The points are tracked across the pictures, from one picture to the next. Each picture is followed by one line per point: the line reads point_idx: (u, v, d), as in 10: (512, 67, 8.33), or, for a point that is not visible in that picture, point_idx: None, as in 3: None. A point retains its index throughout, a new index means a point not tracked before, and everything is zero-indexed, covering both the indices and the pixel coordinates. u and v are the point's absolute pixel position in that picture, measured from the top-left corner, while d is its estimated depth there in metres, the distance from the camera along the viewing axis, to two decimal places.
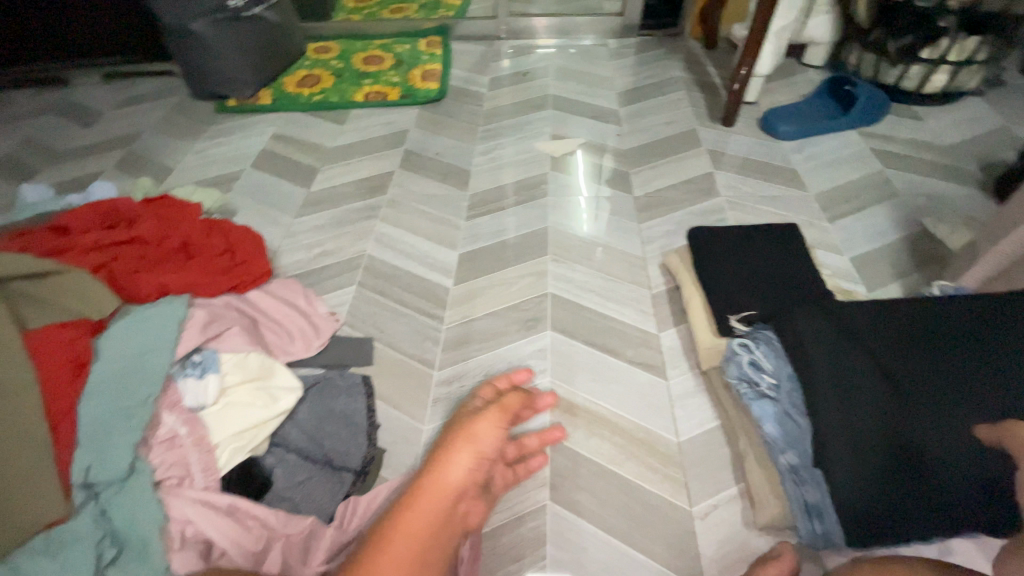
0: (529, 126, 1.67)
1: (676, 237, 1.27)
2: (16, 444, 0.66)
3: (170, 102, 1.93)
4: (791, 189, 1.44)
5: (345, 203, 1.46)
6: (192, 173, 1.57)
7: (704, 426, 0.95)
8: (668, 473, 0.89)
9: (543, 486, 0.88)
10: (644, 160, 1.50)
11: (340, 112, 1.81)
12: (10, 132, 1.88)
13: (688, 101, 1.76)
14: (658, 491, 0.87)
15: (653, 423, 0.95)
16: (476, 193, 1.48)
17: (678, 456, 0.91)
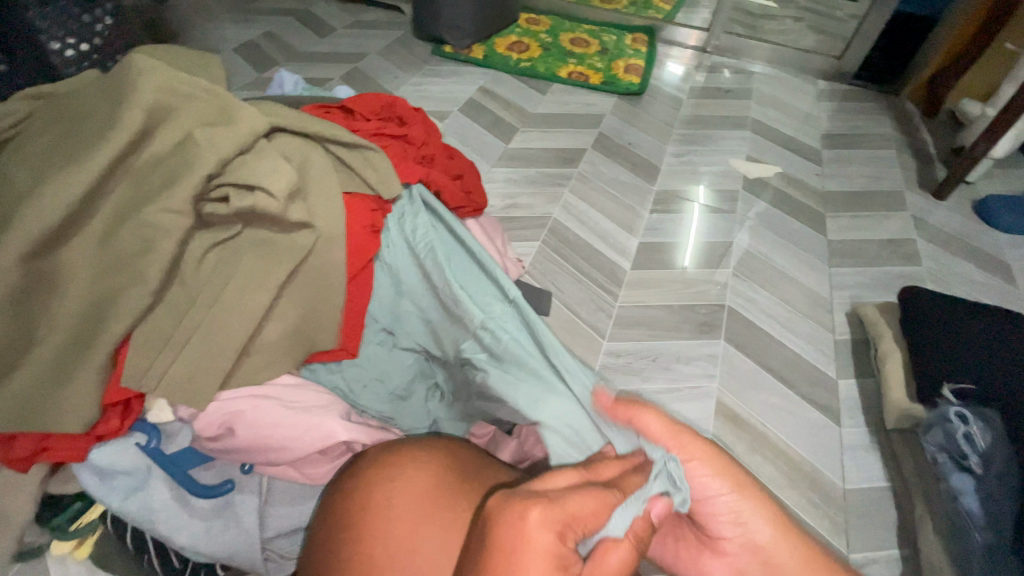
0: (723, 143, 1.67)
1: (867, 293, 1.24)
2: (325, 280, 0.72)
3: (393, 34, 2.10)
4: (998, 280, 1.33)
5: (539, 165, 1.53)
6: (410, 102, 1.72)
7: (872, 483, 0.92)
8: (830, 513, 0.88)
9: None
10: (844, 209, 1.48)
11: (542, 82, 1.90)
12: (257, 23, 2.12)
13: (896, 163, 1.68)
14: (817, 527, 0.86)
15: (821, 461, 0.94)
16: (663, 189, 1.49)
17: (841, 500, 0.89)
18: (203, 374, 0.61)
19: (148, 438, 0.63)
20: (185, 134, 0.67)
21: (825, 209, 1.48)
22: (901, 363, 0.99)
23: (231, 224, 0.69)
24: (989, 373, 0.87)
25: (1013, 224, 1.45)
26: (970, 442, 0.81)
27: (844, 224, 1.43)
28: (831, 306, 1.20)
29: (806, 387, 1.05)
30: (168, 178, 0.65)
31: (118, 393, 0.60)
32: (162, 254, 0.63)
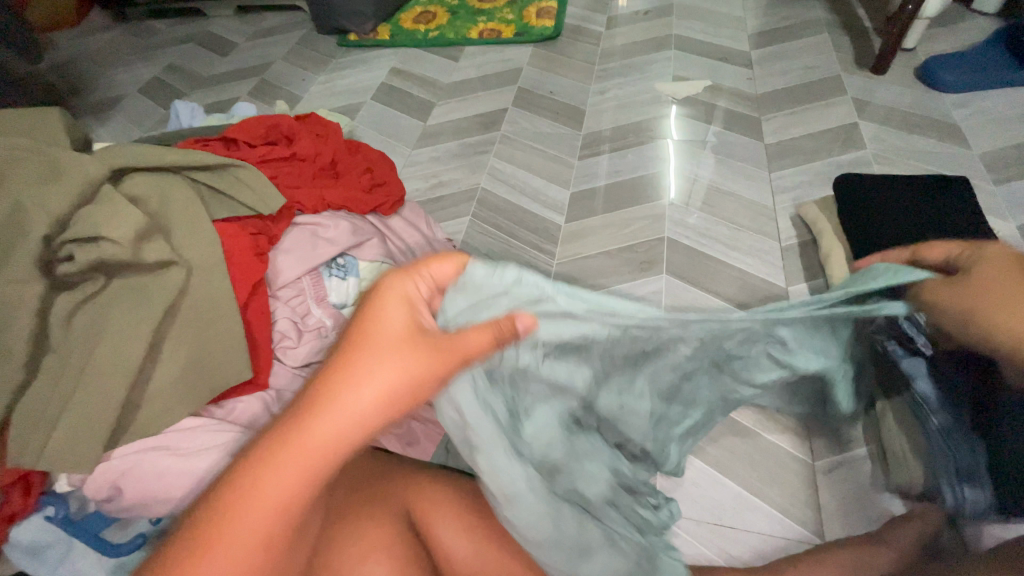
0: (648, 68, 1.59)
1: (810, 190, 1.19)
2: (211, 315, 0.70)
3: (296, 35, 2.01)
4: (949, 145, 1.26)
5: (459, 137, 1.47)
6: (321, 102, 1.66)
7: None
8: (792, 425, 0.85)
9: None
10: (780, 107, 1.41)
11: (454, 49, 1.81)
12: (159, 57, 2.05)
13: (831, 46, 1.59)
14: (780, 442, 0.83)
15: None
16: (589, 132, 1.43)
17: None
18: (87, 435, 0.60)
19: (54, 509, 0.63)
20: (14, 200, 0.64)
21: (760, 112, 1.41)
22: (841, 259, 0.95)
23: (93, 277, 0.67)
24: None
25: (959, 81, 1.36)
26: None
27: (780, 123, 1.37)
28: (773, 214, 1.15)
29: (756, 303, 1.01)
30: (11, 250, 0.63)
31: (6, 473, 0.59)
32: (21, 329, 0.61)
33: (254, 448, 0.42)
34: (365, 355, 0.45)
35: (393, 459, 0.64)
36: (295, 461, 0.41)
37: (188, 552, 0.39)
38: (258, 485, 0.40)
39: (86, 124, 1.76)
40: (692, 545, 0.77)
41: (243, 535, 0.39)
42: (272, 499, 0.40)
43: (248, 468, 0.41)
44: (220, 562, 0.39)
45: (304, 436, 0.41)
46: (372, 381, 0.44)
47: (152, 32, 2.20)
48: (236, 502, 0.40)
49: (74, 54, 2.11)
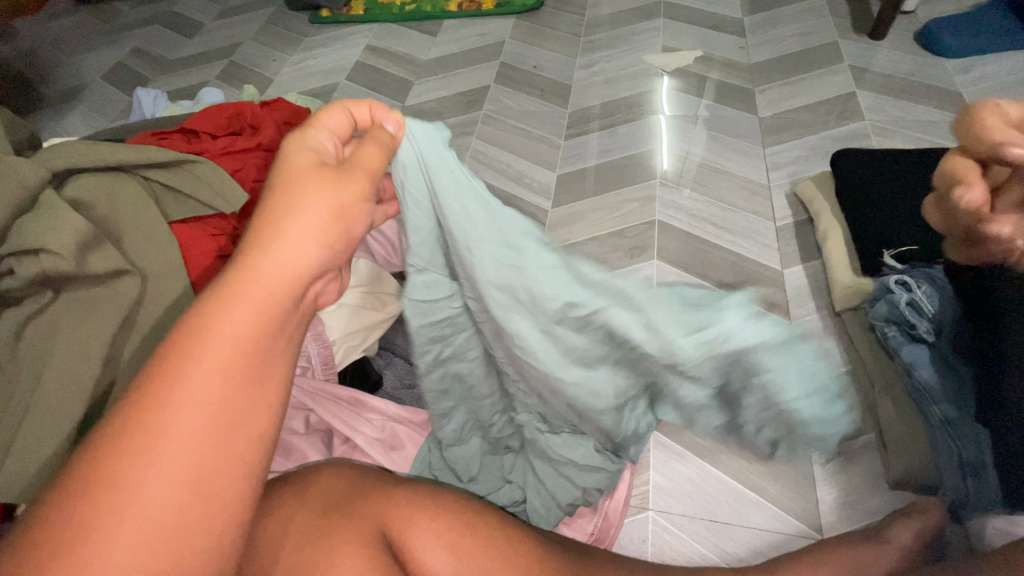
0: (636, 39, 1.52)
1: (807, 165, 1.14)
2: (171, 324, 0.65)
3: (266, 13, 1.91)
4: (950, 114, 1.21)
5: (440, 118, 1.40)
6: (294, 85, 1.58)
7: None
8: None
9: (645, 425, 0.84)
10: (775, 78, 1.35)
11: (433, 23, 1.72)
12: (122, 41, 1.94)
13: (828, 11, 1.52)
14: None
15: None
16: (576, 109, 1.36)
17: None
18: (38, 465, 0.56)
19: None
20: None
21: (754, 84, 1.35)
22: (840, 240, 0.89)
23: (38, 293, 0.62)
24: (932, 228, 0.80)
25: (959, 46, 1.30)
26: (916, 310, 0.74)
27: (775, 95, 1.31)
28: (768, 193, 1.11)
29: (751, 287, 0.97)
30: None
31: None
32: None
33: (201, 304, 0.39)
34: (297, 194, 0.45)
35: (369, 472, 0.61)
36: (244, 301, 0.40)
37: (115, 480, 0.33)
38: (214, 325, 0.38)
39: (47, 114, 1.67)
40: (686, 543, 0.76)
41: (205, 381, 0.36)
42: (231, 337, 0.38)
43: (198, 321, 0.38)
44: (188, 410, 0.35)
45: (250, 274, 0.41)
46: (312, 212, 0.44)
47: (114, 14, 2.09)
48: (192, 354, 0.37)
49: (32, 40, 2.00)
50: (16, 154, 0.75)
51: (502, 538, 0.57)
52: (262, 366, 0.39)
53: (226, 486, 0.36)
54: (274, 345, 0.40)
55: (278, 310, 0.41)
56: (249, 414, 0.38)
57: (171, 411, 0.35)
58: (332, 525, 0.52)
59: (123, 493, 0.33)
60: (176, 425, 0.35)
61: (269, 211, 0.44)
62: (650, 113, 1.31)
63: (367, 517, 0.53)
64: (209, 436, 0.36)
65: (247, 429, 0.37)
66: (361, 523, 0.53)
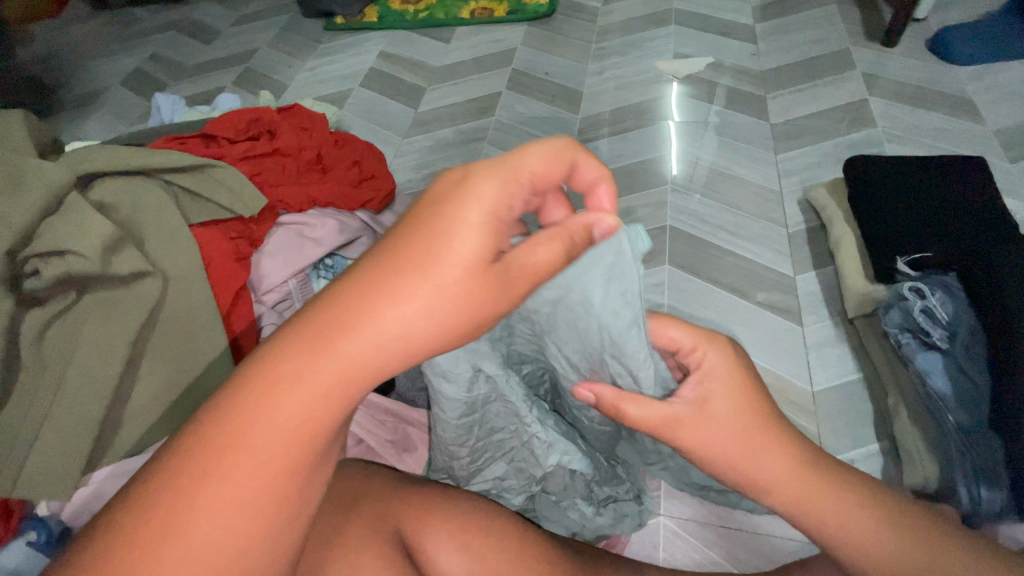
0: (647, 46, 1.52)
1: (818, 172, 1.14)
2: (190, 325, 0.67)
3: (282, 19, 1.94)
4: (963, 121, 1.20)
5: (452, 123, 1.42)
6: (308, 90, 1.60)
7: (844, 377, 0.84)
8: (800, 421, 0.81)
9: None
10: (786, 84, 1.35)
11: (445, 30, 1.74)
12: (141, 47, 1.98)
13: (840, 18, 1.52)
14: None
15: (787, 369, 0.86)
16: (587, 115, 1.37)
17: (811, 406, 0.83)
18: (62, 461, 0.57)
19: (35, 535, 0.60)
20: None
21: (765, 90, 1.35)
22: (851, 248, 0.89)
23: (63, 293, 0.63)
24: (948, 235, 0.79)
25: (971, 53, 1.30)
26: (930, 316, 0.74)
27: (786, 102, 1.31)
28: (779, 199, 1.11)
29: (763, 294, 0.96)
30: None
31: None
32: None
33: (267, 365, 0.37)
34: (420, 266, 0.38)
35: (383, 473, 0.62)
36: (316, 382, 0.36)
37: (174, 515, 0.33)
38: (275, 400, 0.35)
39: (67, 118, 1.70)
40: (698, 548, 0.76)
41: (273, 450, 0.35)
42: (291, 421, 0.36)
43: (264, 388, 0.36)
44: (237, 490, 0.34)
45: (333, 349, 0.36)
46: (434, 296, 0.38)
47: (133, 21, 2.13)
48: (254, 429, 0.35)
49: (52, 46, 2.04)
50: (42, 158, 0.77)
51: (516, 540, 0.57)
52: (315, 452, 0.37)
53: (260, 566, 0.35)
54: (330, 423, 0.37)
55: (350, 398, 0.38)
56: (291, 498, 0.37)
57: (225, 482, 0.34)
58: (348, 528, 0.53)
59: (169, 549, 0.32)
60: (224, 497, 0.34)
61: (376, 266, 0.38)
62: (661, 119, 1.32)
63: (383, 520, 0.54)
64: (252, 516, 0.35)
65: (301, 491, 0.37)
66: (380, 527, 0.54)
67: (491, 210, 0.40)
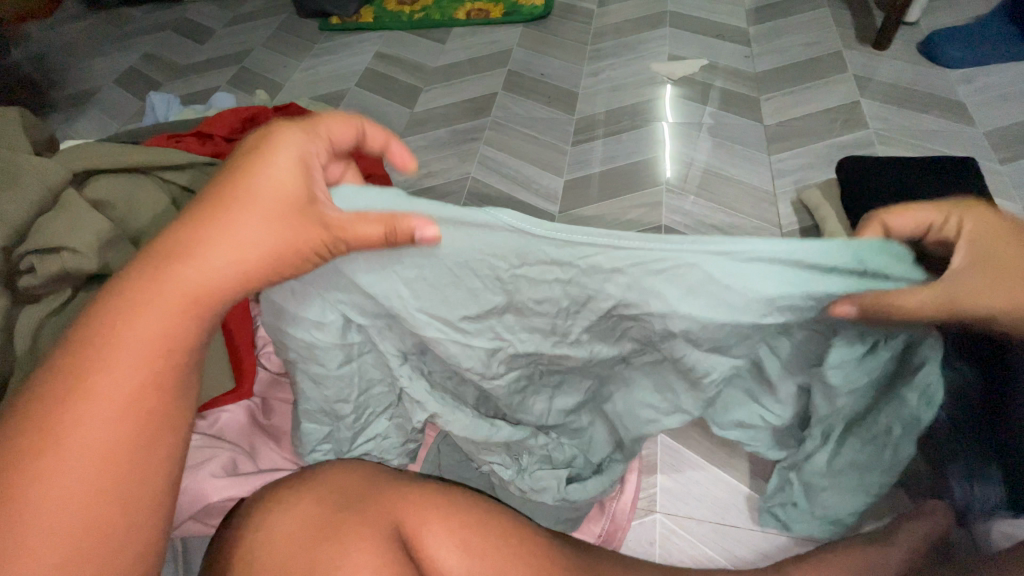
0: (642, 48, 1.53)
1: (811, 173, 1.16)
2: None
3: (276, 20, 1.94)
4: (953, 123, 1.22)
5: (448, 124, 1.42)
6: (304, 90, 1.60)
7: None
8: None
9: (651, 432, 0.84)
10: (780, 86, 1.37)
11: (441, 31, 1.74)
12: (134, 46, 1.97)
13: (832, 21, 1.53)
14: None
15: None
16: (582, 116, 1.38)
17: None
18: None
19: None
20: None
21: (759, 92, 1.37)
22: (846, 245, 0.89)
23: (59, 290, 0.63)
24: None
25: (960, 56, 1.32)
26: None
27: (779, 103, 1.32)
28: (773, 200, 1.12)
29: None
30: None
31: None
32: None
33: (77, 360, 0.44)
34: (199, 241, 0.47)
35: (380, 470, 0.62)
36: (135, 345, 0.45)
37: (29, 486, 0.41)
38: (93, 378, 0.44)
39: (59, 118, 1.69)
40: (693, 545, 0.76)
41: (104, 417, 0.44)
42: (121, 385, 0.45)
43: (81, 366, 0.44)
44: (74, 457, 0.42)
45: (144, 317, 0.46)
46: (215, 265, 0.47)
47: (126, 20, 2.12)
48: (85, 397, 0.43)
49: (44, 45, 2.02)
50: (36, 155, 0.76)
51: (514, 538, 0.57)
52: (148, 411, 0.46)
53: (126, 504, 0.44)
54: (157, 390, 0.46)
55: (174, 353, 0.47)
56: (151, 439, 0.46)
57: (62, 456, 0.42)
58: (344, 524, 0.52)
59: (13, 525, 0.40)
60: (70, 456, 0.42)
61: (167, 254, 0.47)
62: (656, 119, 1.33)
63: (380, 516, 0.54)
64: (102, 464, 0.43)
65: (148, 450, 0.46)
66: (379, 523, 0.53)
67: (270, 192, 0.48)
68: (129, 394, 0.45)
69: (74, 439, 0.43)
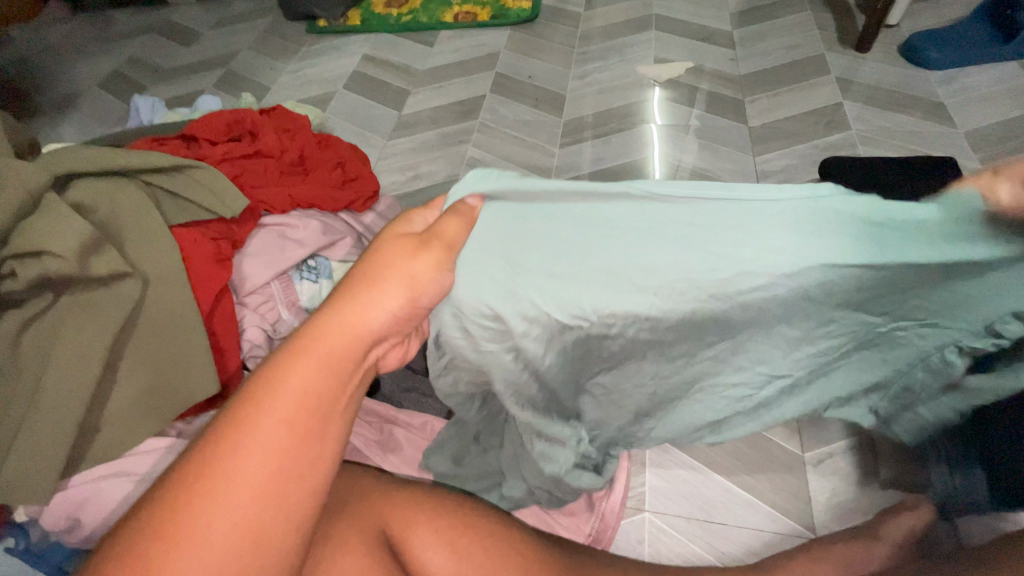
0: (630, 51, 1.55)
1: (795, 173, 1.17)
2: (170, 327, 0.66)
3: (263, 23, 1.93)
4: (933, 124, 1.25)
5: (436, 126, 1.42)
6: (291, 93, 1.60)
7: None
8: None
9: None
10: (764, 88, 1.39)
11: (429, 33, 1.75)
12: (118, 49, 1.95)
13: (815, 24, 1.56)
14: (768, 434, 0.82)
15: None
16: (570, 118, 1.39)
17: None
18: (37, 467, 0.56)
19: (16, 541, 0.63)
20: None
21: (744, 94, 1.38)
22: None
23: (40, 295, 0.62)
24: None
25: (939, 59, 1.34)
26: None
27: (764, 105, 1.34)
28: None
29: None
30: None
31: None
32: None
33: (274, 374, 0.40)
34: (352, 309, 0.44)
35: (367, 473, 0.61)
36: (276, 439, 0.38)
37: (182, 514, 0.35)
38: (270, 398, 0.39)
39: (41, 121, 1.67)
40: (682, 544, 0.76)
41: (274, 443, 0.38)
42: (258, 478, 0.37)
43: (225, 444, 0.37)
44: (232, 493, 0.36)
45: (286, 390, 0.39)
46: (372, 302, 0.44)
47: (110, 23, 2.10)
48: (227, 481, 0.36)
49: (25, 48, 2.00)
50: (16, 158, 0.75)
51: (501, 538, 0.57)
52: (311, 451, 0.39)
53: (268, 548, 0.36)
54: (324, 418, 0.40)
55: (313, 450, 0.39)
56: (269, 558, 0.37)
57: (218, 483, 0.36)
58: (331, 528, 0.52)
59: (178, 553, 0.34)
60: (202, 543, 0.35)
61: (313, 334, 0.42)
62: (643, 121, 1.34)
63: (367, 519, 0.54)
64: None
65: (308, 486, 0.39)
66: (366, 527, 0.53)
67: (407, 280, 0.47)
68: (298, 421, 0.39)
69: (243, 468, 0.37)
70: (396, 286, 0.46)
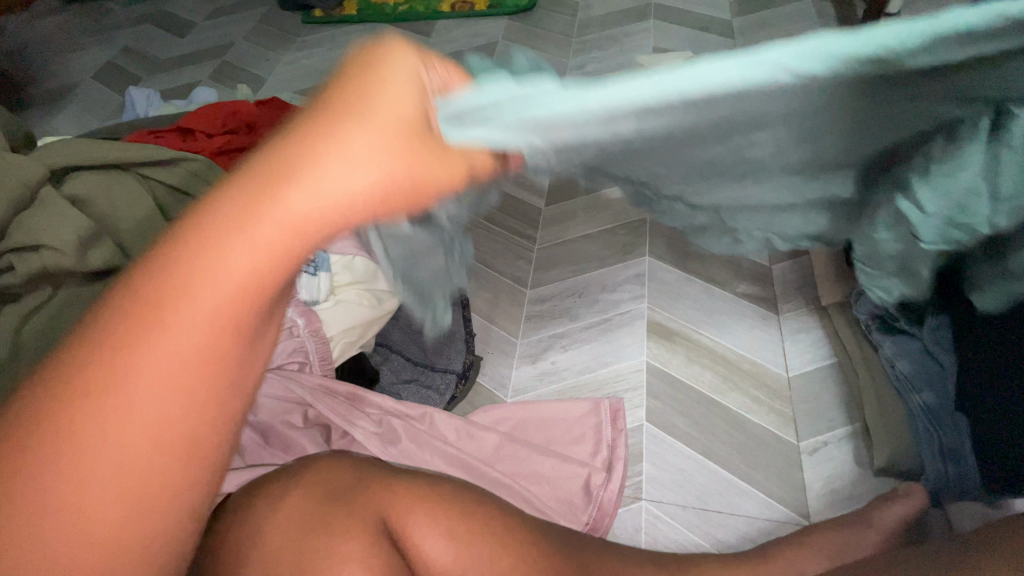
0: (629, 40, 1.54)
1: None
2: None
3: (258, 12, 1.91)
4: None
5: None
6: (287, 84, 1.58)
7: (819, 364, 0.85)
8: (775, 406, 0.83)
9: (637, 424, 0.85)
10: None
11: (426, 23, 1.73)
12: (113, 40, 1.93)
13: (815, 13, 1.55)
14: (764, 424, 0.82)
15: (765, 355, 0.87)
16: None
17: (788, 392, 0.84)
18: None
19: None
20: None
21: None
22: None
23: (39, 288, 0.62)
24: None
25: None
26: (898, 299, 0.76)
27: None
28: None
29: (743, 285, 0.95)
30: None
31: None
32: None
33: (249, 180, 0.33)
34: (282, 180, 0.33)
35: (363, 462, 0.62)
36: (183, 342, 0.31)
37: (121, 344, 0.30)
38: (225, 236, 0.32)
39: (35, 114, 1.66)
40: (678, 531, 0.77)
41: (223, 303, 0.31)
42: (202, 326, 0.31)
43: (95, 364, 0.30)
44: (181, 343, 0.30)
45: (248, 226, 0.32)
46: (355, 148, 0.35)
47: (103, 14, 2.07)
48: (122, 411, 0.29)
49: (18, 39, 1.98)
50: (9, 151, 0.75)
51: (499, 526, 0.58)
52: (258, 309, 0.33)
53: (183, 468, 0.32)
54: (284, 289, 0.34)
55: (235, 346, 0.33)
56: (194, 463, 0.32)
57: (167, 333, 0.30)
58: (329, 517, 0.53)
59: (121, 393, 0.29)
60: (104, 436, 0.29)
61: (238, 193, 0.33)
62: None
63: (365, 507, 0.55)
64: (147, 487, 0.30)
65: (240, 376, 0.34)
66: (364, 514, 0.54)
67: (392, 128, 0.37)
68: (254, 285, 0.32)
69: (184, 319, 0.31)
70: (360, 150, 0.35)
